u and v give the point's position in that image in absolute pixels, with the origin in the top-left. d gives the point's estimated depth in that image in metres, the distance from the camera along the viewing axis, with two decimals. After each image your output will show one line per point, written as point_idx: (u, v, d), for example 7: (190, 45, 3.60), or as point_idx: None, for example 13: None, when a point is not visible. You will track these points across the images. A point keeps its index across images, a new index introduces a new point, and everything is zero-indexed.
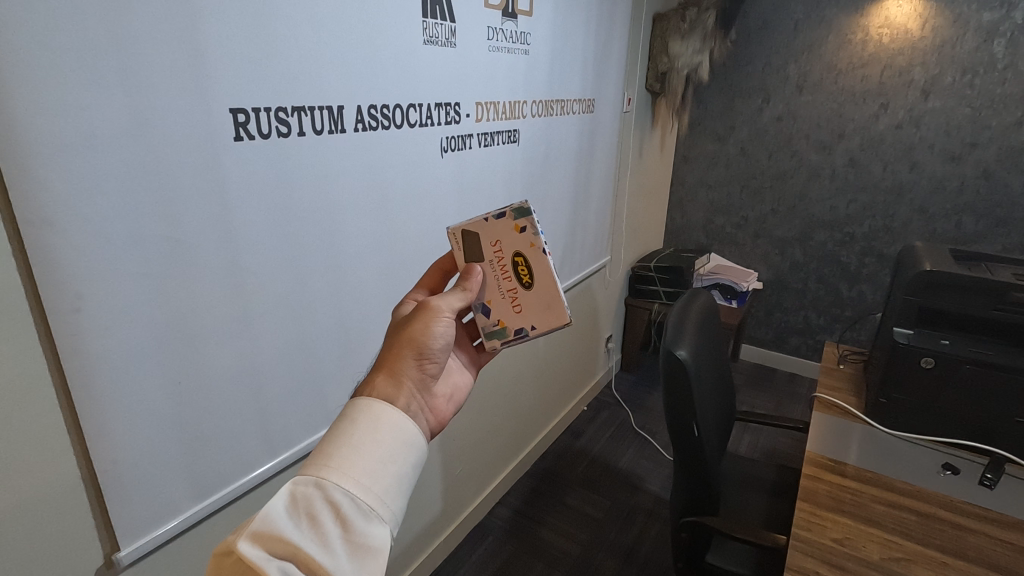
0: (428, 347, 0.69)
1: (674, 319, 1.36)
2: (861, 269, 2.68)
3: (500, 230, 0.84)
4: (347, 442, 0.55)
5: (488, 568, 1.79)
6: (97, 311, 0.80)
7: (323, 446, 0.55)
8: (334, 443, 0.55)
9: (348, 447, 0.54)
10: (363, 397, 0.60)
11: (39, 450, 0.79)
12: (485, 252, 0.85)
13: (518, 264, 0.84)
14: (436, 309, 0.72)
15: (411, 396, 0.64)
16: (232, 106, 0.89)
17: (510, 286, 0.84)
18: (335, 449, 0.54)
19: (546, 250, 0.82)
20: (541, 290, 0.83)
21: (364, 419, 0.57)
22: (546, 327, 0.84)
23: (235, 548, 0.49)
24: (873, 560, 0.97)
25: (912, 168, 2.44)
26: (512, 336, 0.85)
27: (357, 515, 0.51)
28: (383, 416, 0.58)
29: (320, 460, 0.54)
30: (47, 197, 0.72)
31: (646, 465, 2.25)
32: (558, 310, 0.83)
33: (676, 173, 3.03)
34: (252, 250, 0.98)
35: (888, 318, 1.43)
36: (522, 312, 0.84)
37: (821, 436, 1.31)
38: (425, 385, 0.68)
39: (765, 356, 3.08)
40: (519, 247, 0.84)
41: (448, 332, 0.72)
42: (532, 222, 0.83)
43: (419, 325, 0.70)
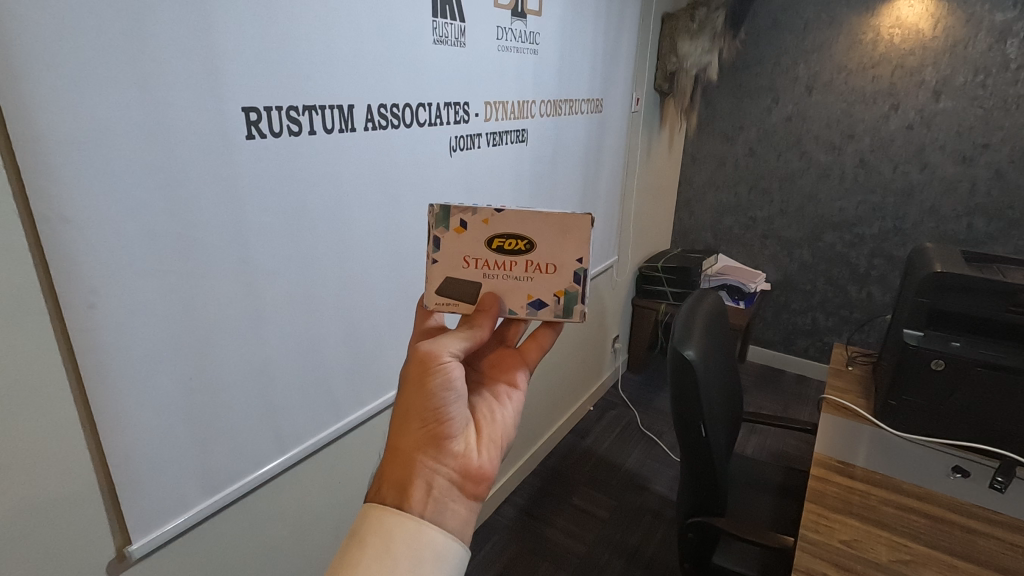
0: (438, 414, 0.65)
1: (682, 320, 1.35)
2: (870, 271, 2.67)
3: (451, 247, 0.75)
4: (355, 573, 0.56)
5: (494, 568, 1.80)
6: (112, 308, 0.81)
7: None
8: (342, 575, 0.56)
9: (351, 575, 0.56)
10: (374, 506, 0.61)
11: (51, 446, 0.80)
12: (469, 274, 0.76)
13: (499, 249, 0.75)
14: (424, 365, 0.65)
15: (427, 478, 0.62)
16: (243, 105, 0.90)
17: (528, 265, 0.75)
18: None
19: (496, 208, 0.73)
20: (540, 233, 0.74)
21: (372, 538, 0.58)
22: (583, 242, 0.74)
23: None
24: (881, 562, 0.97)
25: (923, 169, 2.42)
26: (579, 286, 0.75)
27: None
28: (391, 529, 0.58)
29: None
30: (67, 196, 0.73)
31: (652, 465, 2.25)
32: (571, 222, 0.73)
33: (683, 174, 3.02)
34: (264, 249, 0.99)
35: (898, 320, 1.42)
36: (556, 264, 0.75)
37: (829, 438, 1.31)
38: (445, 448, 0.64)
39: (772, 358, 3.07)
40: (481, 237, 0.74)
41: (450, 382, 0.65)
42: (460, 210, 0.74)
43: (418, 393, 0.65)
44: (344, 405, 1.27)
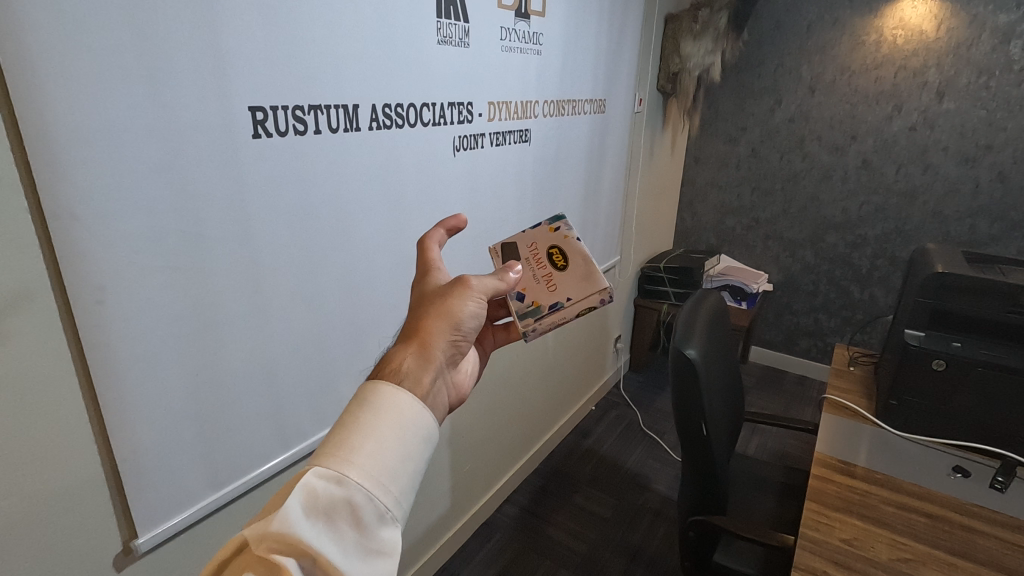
0: (462, 328, 0.71)
1: (683, 319, 1.36)
2: (873, 272, 2.67)
3: (534, 234, 0.95)
4: (370, 435, 0.54)
5: (495, 566, 1.81)
6: (120, 303, 0.82)
7: (344, 436, 0.54)
8: (355, 433, 0.54)
9: (362, 440, 0.53)
10: (396, 375, 0.61)
11: (60, 440, 0.81)
12: (524, 252, 0.93)
13: (553, 256, 0.92)
14: (474, 288, 0.73)
15: (439, 375, 0.65)
16: (250, 104, 0.91)
17: (545, 272, 0.90)
18: (357, 442, 0.53)
19: (578, 238, 0.92)
20: (575, 267, 0.91)
21: (386, 409, 0.56)
22: (585, 299, 0.89)
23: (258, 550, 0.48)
24: (881, 560, 0.97)
25: (926, 170, 2.42)
26: (548, 310, 0.87)
27: (374, 518, 0.50)
28: (403, 404, 0.57)
29: (341, 454, 0.52)
30: (78, 194, 0.74)
31: (653, 465, 2.26)
32: (593, 279, 0.90)
33: (686, 174, 3.02)
34: (270, 247, 1.00)
35: (900, 320, 1.43)
36: (557, 288, 0.89)
37: (830, 438, 1.31)
38: (452, 359, 0.70)
39: (774, 359, 3.07)
40: (552, 242, 0.93)
41: (480, 311, 0.73)
42: (564, 222, 0.95)
43: (457, 303, 0.71)
44: (348, 403, 1.28)
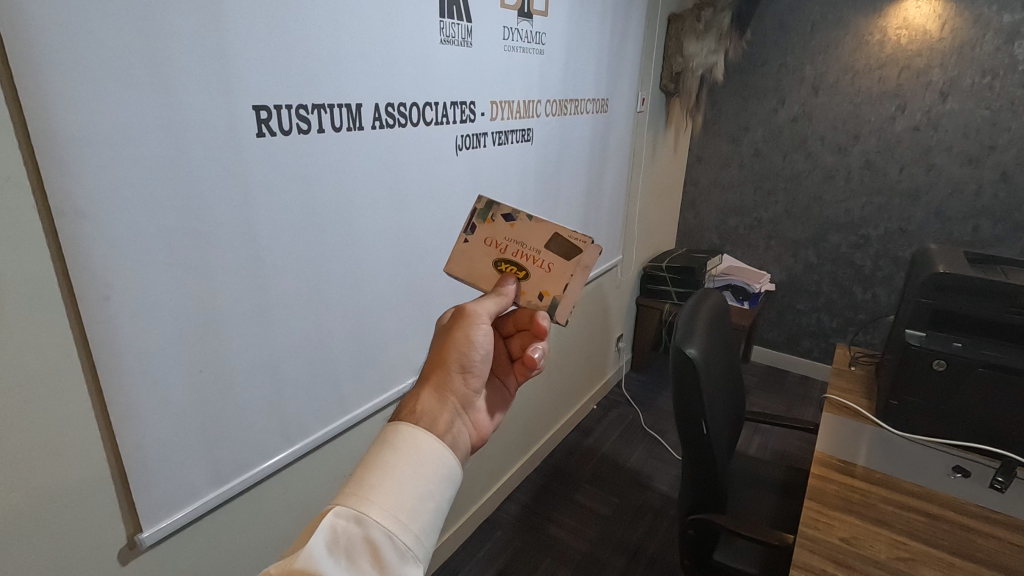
0: (468, 362, 0.70)
1: (683, 318, 1.36)
2: (876, 273, 2.66)
3: None
4: (388, 473, 0.53)
5: (496, 563, 1.81)
6: (125, 300, 0.82)
7: (362, 474, 0.54)
8: (373, 471, 0.54)
9: (382, 478, 0.53)
10: (409, 414, 0.61)
11: (64, 436, 0.82)
12: None
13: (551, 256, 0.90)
14: (473, 316, 0.72)
15: (454, 413, 0.64)
16: (254, 103, 0.91)
17: (531, 255, 0.78)
18: (375, 480, 0.53)
19: None
20: None
21: (405, 447, 0.56)
22: None
23: None
24: (881, 559, 0.98)
25: (930, 170, 2.42)
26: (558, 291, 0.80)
27: (393, 557, 0.49)
28: (422, 441, 0.57)
29: (360, 492, 0.52)
30: (83, 191, 0.75)
31: (654, 464, 2.26)
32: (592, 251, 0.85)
33: (689, 174, 3.03)
34: (273, 245, 1.01)
35: (901, 320, 1.43)
36: None
37: (831, 437, 1.32)
38: (469, 399, 0.69)
39: (776, 359, 3.07)
40: None
41: (488, 338, 0.71)
42: None
43: (457, 334, 0.70)
44: (350, 400, 1.29)
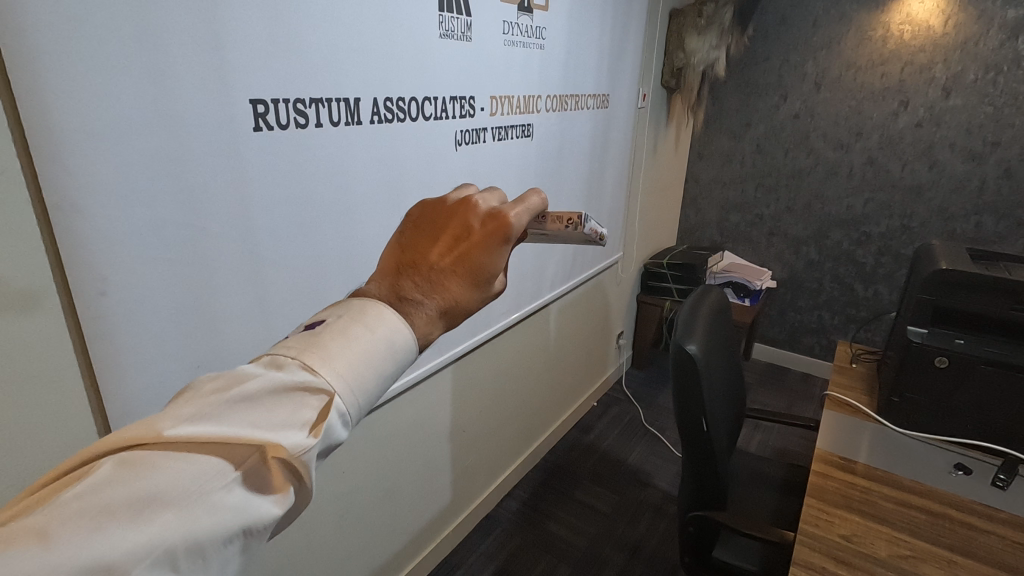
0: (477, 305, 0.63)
1: (684, 315, 1.35)
2: (877, 270, 2.65)
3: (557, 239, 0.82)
4: (379, 369, 0.50)
5: (496, 560, 1.81)
6: (121, 295, 0.82)
7: (359, 359, 0.48)
8: (370, 363, 0.49)
9: (375, 379, 0.50)
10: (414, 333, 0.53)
11: (64, 428, 0.81)
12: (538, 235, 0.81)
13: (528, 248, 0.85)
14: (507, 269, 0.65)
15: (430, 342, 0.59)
16: (251, 97, 0.91)
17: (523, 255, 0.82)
18: (369, 375, 0.49)
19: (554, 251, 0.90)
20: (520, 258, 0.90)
21: (398, 349, 0.51)
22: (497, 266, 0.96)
23: (258, 454, 0.43)
24: (881, 557, 0.97)
25: (932, 166, 2.40)
26: None
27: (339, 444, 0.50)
28: (406, 352, 0.52)
29: (357, 381, 0.48)
30: (80, 186, 0.75)
31: (655, 461, 2.26)
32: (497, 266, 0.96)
33: (689, 171, 3.02)
34: (271, 240, 1.01)
35: (903, 316, 1.42)
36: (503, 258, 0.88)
37: (831, 434, 1.31)
38: None
39: (777, 356, 3.06)
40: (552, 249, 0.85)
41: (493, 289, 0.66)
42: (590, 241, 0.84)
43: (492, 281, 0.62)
44: None
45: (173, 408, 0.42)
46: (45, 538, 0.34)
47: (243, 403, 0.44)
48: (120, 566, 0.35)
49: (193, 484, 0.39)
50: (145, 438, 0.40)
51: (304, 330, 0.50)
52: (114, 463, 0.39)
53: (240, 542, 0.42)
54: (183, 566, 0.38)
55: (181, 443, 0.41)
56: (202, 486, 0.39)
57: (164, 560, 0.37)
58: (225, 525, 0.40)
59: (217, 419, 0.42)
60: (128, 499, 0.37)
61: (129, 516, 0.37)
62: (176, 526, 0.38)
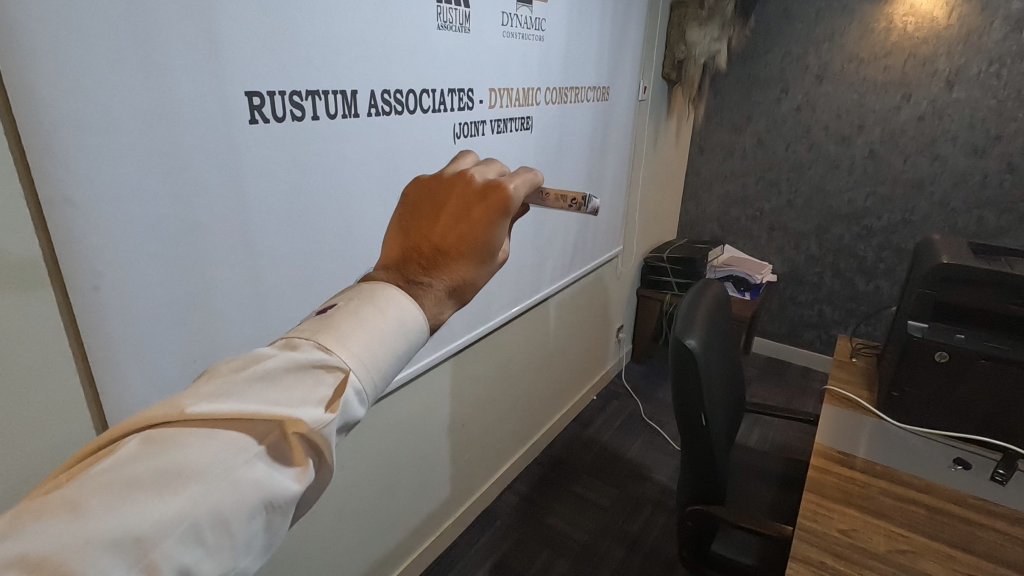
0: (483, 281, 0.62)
1: (684, 309, 1.35)
2: (878, 264, 2.64)
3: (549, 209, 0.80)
4: (391, 347, 0.50)
5: (495, 553, 1.81)
6: (117, 288, 0.82)
7: (370, 336, 0.48)
8: (380, 341, 0.49)
9: (388, 357, 0.50)
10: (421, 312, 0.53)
11: (58, 410, 0.81)
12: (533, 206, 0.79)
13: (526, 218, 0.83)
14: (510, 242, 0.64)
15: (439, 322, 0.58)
16: (246, 90, 0.90)
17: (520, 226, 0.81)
18: (381, 353, 0.49)
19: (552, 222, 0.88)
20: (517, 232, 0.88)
21: (407, 328, 0.51)
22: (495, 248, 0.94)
23: (280, 430, 0.42)
24: (879, 552, 0.97)
25: (934, 160, 2.39)
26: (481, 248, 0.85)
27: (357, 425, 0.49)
28: (416, 331, 0.52)
29: (369, 358, 0.48)
30: (74, 180, 0.74)
31: (655, 455, 2.26)
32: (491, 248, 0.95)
33: (690, 164, 3.00)
34: (267, 234, 1.00)
35: (903, 311, 1.41)
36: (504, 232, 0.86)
37: (830, 429, 1.31)
38: None
39: (777, 350, 3.06)
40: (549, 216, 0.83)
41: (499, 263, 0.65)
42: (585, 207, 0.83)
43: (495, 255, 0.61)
44: None
45: (193, 389, 0.43)
46: (73, 508, 0.34)
47: (262, 380, 0.44)
48: (147, 538, 0.35)
49: (216, 458, 0.39)
50: (168, 416, 0.40)
51: (318, 314, 0.51)
52: (138, 441, 0.39)
53: (263, 521, 0.41)
54: (208, 540, 0.37)
55: (203, 420, 0.41)
56: (225, 459, 0.39)
57: (191, 533, 0.36)
58: (249, 500, 0.39)
59: (239, 397, 0.43)
60: (150, 472, 0.37)
61: (151, 488, 0.36)
62: (201, 499, 0.37)
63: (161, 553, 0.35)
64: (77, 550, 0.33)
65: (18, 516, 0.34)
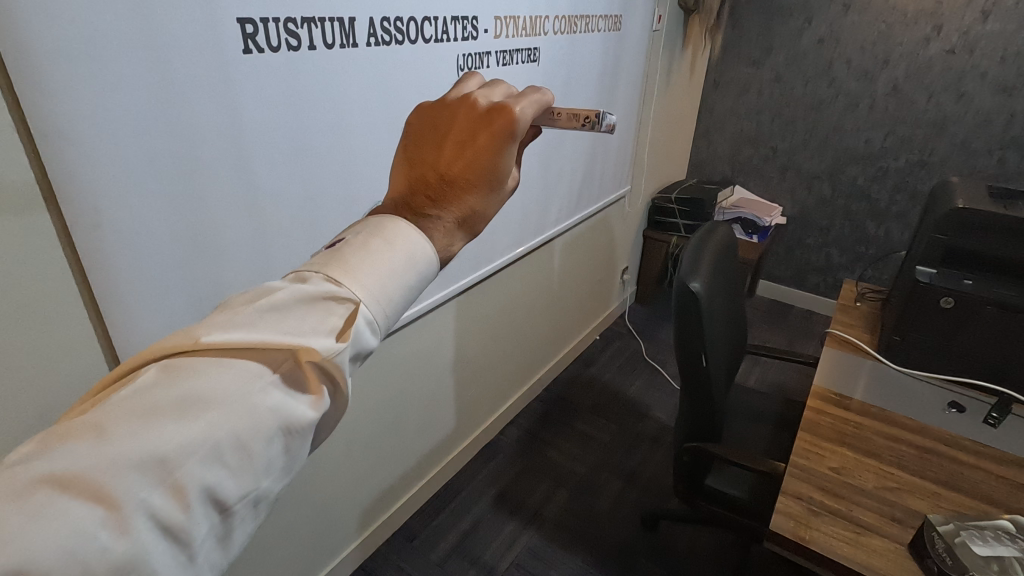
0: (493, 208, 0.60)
1: (690, 250, 1.33)
2: (891, 207, 2.59)
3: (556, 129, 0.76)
4: (400, 280, 0.49)
5: (498, 483, 1.90)
6: (117, 225, 0.81)
7: (377, 267, 0.47)
8: (388, 274, 0.48)
9: (400, 289, 0.49)
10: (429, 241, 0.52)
11: (70, 344, 0.83)
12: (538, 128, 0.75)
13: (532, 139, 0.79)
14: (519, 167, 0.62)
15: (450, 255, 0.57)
16: (239, 16, 0.85)
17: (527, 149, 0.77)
18: (391, 284, 0.48)
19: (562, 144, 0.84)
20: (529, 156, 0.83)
21: (419, 260, 0.50)
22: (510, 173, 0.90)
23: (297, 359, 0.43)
24: (868, 488, 1.00)
25: (959, 99, 2.29)
26: None
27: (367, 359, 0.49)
28: (425, 260, 0.51)
29: (380, 288, 0.47)
30: (65, 113, 0.71)
31: (654, 393, 2.31)
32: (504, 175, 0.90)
33: (703, 100, 2.89)
34: (266, 170, 0.98)
35: (913, 256, 1.39)
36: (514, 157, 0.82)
37: (829, 371, 1.32)
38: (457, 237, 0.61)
39: (782, 293, 3.06)
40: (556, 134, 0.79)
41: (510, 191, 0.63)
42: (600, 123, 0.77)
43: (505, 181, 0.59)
44: None
45: (207, 319, 0.43)
46: (99, 431, 0.35)
47: (273, 312, 0.44)
48: (171, 459, 0.35)
49: (234, 385, 0.39)
50: (185, 345, 0.41)
51: (326, 248, 0.50)
52: (158, 368, 0.40)
53: (282, 446, 0.41)
54: (230, 461, 0.38)
55: (219, 349, 0.41)
56: (241, 387, 0.39)
57: (213, 453, 0.37)
58: (266, 425, 0.40)
59: (252, 326, 0.42)
60: (169, 398, 0.37)
61: (171, 411, 0.37)
62: (221, 423, 0.38)
63: (186, 472, 0.36)
64: (105, 469, 0.34)
65: (52, 435, 0.36)
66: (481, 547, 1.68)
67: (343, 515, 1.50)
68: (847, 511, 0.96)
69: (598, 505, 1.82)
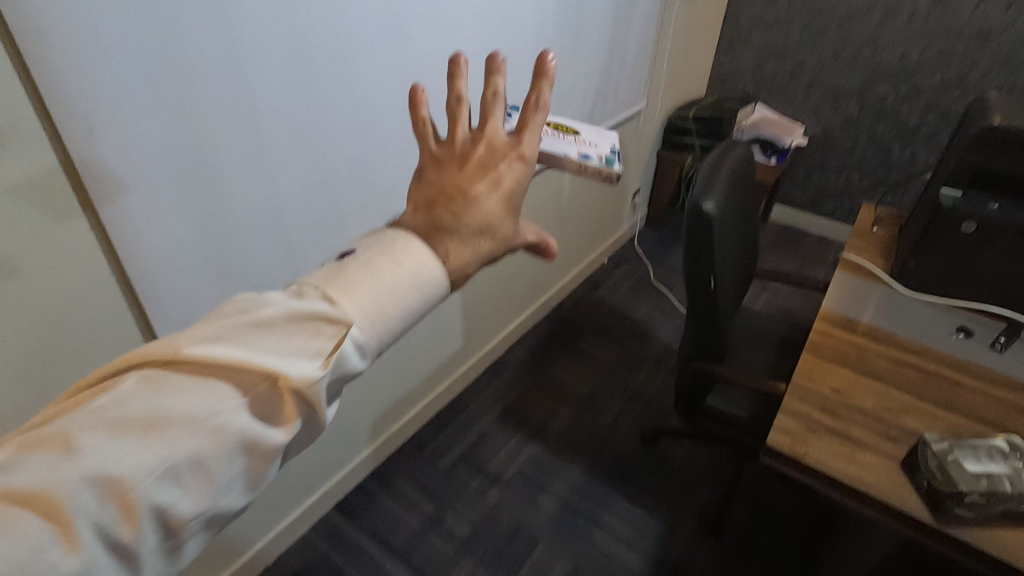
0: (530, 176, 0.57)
1: (705, 169, 1.28)
2: (920, 129, 2.46)
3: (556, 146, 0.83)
4: (400, 301, 0.46)
5: (504, 399, 1.95)
6: (110, 131, 0.81)
7: (372, 285, 0.45)
8: (387, 294, 0.45)
9: (399, 311, 0.46)
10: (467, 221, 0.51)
11: (83, 271, 0.86)
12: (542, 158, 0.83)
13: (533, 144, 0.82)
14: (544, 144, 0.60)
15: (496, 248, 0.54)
16: None
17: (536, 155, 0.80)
18: (388, 302, 0.45)
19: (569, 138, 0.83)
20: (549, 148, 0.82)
21: (424, 277, 0.47)
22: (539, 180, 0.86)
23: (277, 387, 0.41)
24: (868, 409, 1.02)
25: (1008, 7, 2.11)
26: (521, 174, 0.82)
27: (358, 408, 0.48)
28: (435, 275, 0.48)
29: (373, 312, 0.45)
30: (41, 9, 0.69)
31: (660, 317, 2.33)
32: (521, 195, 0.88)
33: (729, 8, 2.69)
34: (258, 76, 0.96)
35: (937, 177, 1.33)
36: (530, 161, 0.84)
37: (839, 296, 1.31)
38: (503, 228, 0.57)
39: (796, 219, 2.99)
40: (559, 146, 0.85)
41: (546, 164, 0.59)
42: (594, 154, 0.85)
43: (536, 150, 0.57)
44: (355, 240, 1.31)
45: (194, 326, 0.42)
46: (65, 446, 0.36)
47: (259, 327, 0.42)
48: (122, 480, 0.36)
49: (200, 409, 0.39)
50: (159, 356, 0.40)
51: (337, 259, 0.48)
52: (134, 378, 0.39)
53: (244, 465, 0.41)
54: (185, 481, 0.38)
55: (199, 363, 0.40)
56: (206, 410, 0.39)
57: (170, 474, 0.37)
58: (228, 445, 0.39)
59: (232, 342, 0.41)
60: (137, 414, 0.38)
61: (133, 436, 0.37)
62: (179, 445, 0.38)
63: (137, 495, 0.36)
64: (59, 485, 0.35)
65: (20, 447, 0.37)
66: (487, 458, 1.76)
67: (354, 425, 1.57)
68: (846, 431, 0.97)
69: (600, 421, 1.88)
